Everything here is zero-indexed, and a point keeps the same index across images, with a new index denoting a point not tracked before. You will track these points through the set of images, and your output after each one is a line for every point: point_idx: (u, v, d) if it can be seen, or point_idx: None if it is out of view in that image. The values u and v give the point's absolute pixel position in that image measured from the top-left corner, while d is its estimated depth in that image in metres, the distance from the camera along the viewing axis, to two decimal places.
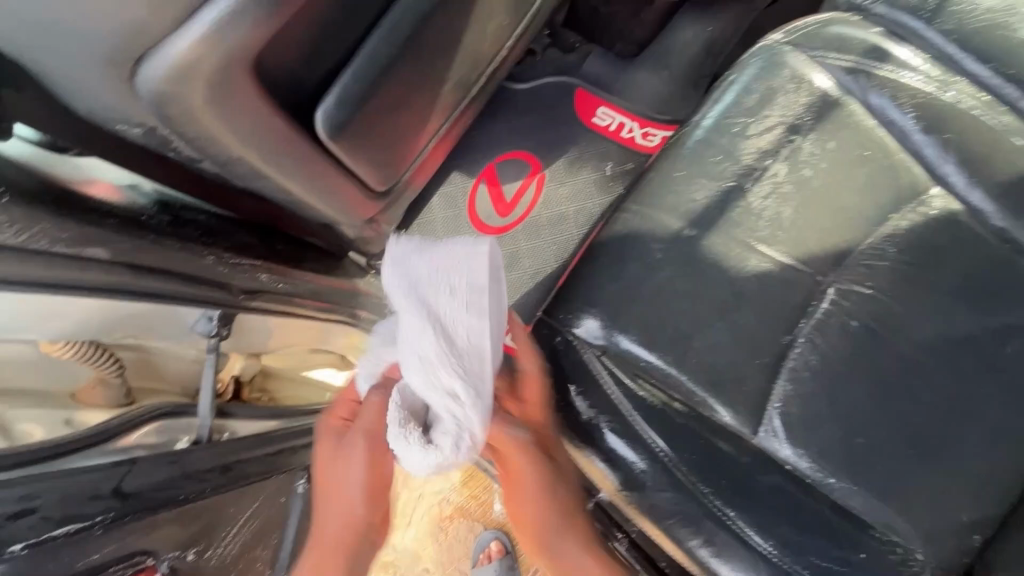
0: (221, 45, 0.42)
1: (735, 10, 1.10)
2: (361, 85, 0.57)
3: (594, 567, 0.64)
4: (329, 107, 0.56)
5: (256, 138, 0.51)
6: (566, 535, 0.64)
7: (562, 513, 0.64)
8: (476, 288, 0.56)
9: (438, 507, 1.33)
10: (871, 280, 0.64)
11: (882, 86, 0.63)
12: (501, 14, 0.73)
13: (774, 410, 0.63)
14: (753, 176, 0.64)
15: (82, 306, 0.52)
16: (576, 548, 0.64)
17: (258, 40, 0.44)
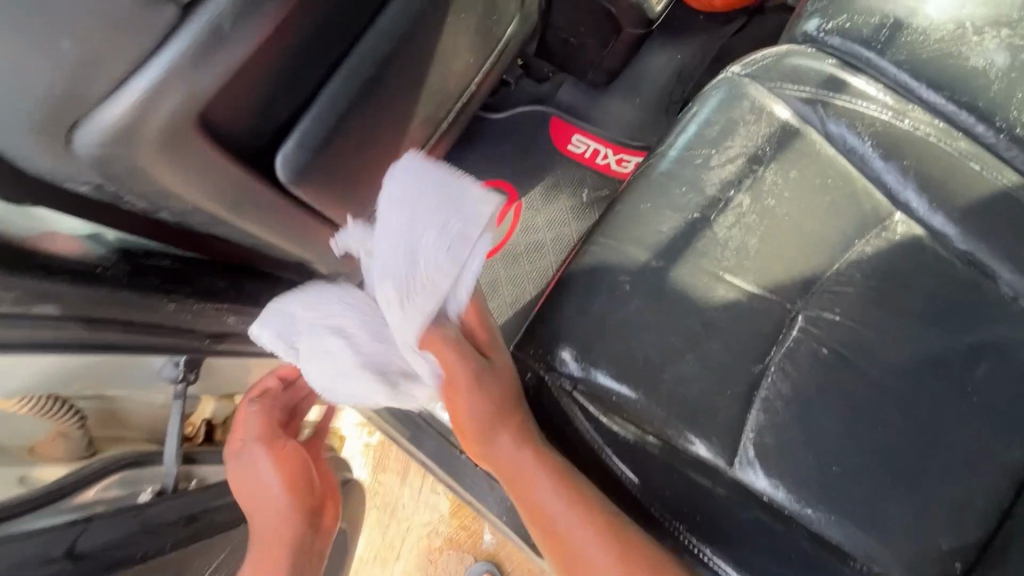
0: (161, 108, 0.42)
1: (702, 39, 1.13)
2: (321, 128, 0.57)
3: (580, 523, 0.60)
4: (289, 150, 0.56)
5: (208, 187, 0.51)
6: (551, 499, 0.62)
7: (548, 473, 0.62)
8: (461, 238, 0.59)
9: (426, 540, 1.29)
10: (840, 305, 0.64)
11: (840, 116, 0.64)
12: (465, 52, 0.74)
13: (748, 440, 0.62)
14: (718, 207, 0.65)
15: (40, 364, 0.50)
16: (551, 491, 0.61)
17: (199, 95, 0.44)
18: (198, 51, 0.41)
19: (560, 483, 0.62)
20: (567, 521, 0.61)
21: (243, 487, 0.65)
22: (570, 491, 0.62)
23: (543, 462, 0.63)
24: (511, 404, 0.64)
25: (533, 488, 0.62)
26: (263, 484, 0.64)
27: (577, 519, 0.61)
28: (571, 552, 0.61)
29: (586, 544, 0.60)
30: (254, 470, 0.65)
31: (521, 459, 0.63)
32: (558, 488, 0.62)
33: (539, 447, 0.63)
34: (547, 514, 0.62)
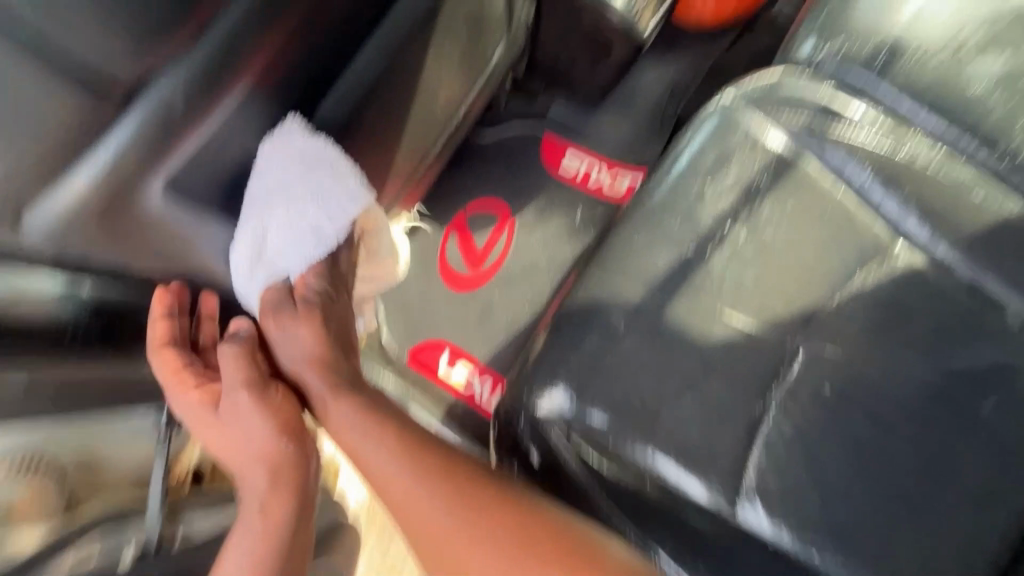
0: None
1: (695, 53, 1.11)
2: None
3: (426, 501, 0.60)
4: None
5: None
6: (387, 475, 0.62)
7: (381, 450, 0.63)
8: (320, 231, 0.65)
9: None
10: (843, 338, 0.62)
11: (837, 143, 0.62)
12: (452, 82, 0.72)
13: (750, 481, 0.60)
14: (714, 240, 0.63)
15: None
16: (385, 457, 0.63)
17: None
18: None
19: (404, 458, 0.62)
20: (431, 518, 0.60)
21: (219, 442, 0.63)
22: (425, 478, 0.61)
23: (385, 427, 0.64)
24: (332, 342, 0.67)
25: (397, 483, 0.62)
26: (244, 435, 0.62)
27: (408, 480, 0.61)
28: (425, 535, 0.60)
29: (444, 526, 0.59)
30: (227, 428, 0.63)
31: (365, 425, 0.64)
32: (389, 456, 0.63)
33: (364, 411, 0.65)
34: (394, 491, 0.62)
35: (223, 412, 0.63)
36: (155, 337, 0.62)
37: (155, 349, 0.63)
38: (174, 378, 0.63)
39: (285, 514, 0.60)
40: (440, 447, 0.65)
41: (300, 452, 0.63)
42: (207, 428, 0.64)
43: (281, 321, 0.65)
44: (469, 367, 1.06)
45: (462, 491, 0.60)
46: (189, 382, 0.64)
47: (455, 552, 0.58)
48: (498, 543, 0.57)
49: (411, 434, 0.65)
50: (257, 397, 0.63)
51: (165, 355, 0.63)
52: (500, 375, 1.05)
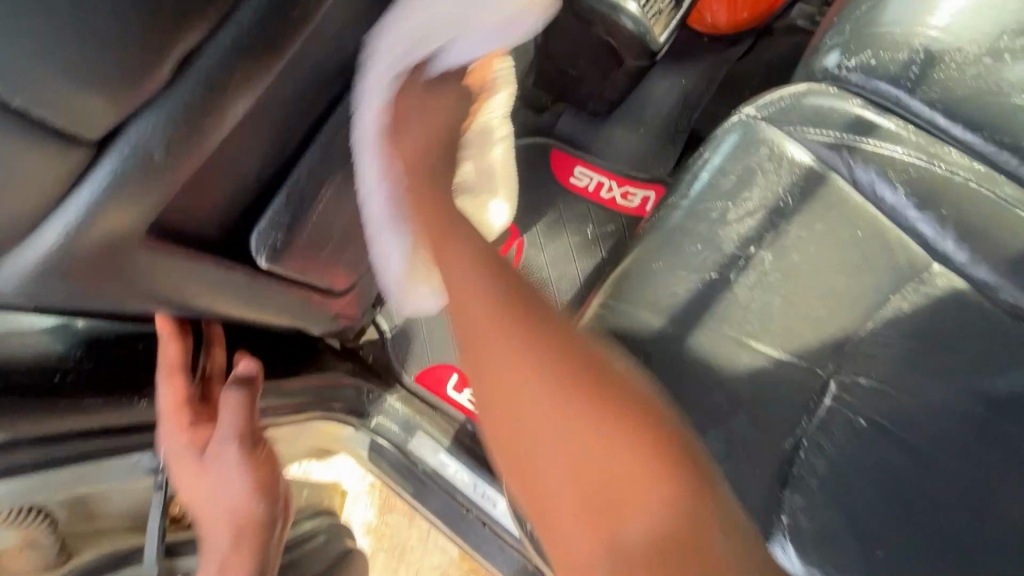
0: (89, 240, 0.38)
1: (708, 62, 1.08)
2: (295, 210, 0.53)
3: (523, 373, 0.40)
4: (263, 230, 0.52)
5: (161, 290, 0.47)
6: (494, 362, 0.40)
7: (519, 349, 0.40)
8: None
9: None
10: (879, 369, 0.58)
11: (868, 162, 0.59)
12: None
13: (782, 523, 0.57)
14: (738, 266, 0.59)
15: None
16: (535, 393, 0.39)
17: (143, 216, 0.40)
18: (122, 180, 0.36)
19: (495, 305, 0.42)
20: (500, 343, 0.41)
21: (188, 485, 0.58)
22: (477, 274, 0.43)
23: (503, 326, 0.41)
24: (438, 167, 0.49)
25: (468, 299, 0.42)
26: (218, 487, 0.59)
27: (548, 429, 0.38)
28: (515, 403, 0.39)
29: (531, 387, 0.39)
30: (210, 474, 0.59)
31: (500, 271, 0.45)
32: (530, 350, 0.40)
33: (500, 298, 0.42)
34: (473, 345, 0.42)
35: (194, 457, 0.59)
36: (167, 359, 0.56)
37: (166, 366, 0.57)
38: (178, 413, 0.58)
39: (247, 572, 0.57)
40: (560, 316, 0.44)
41: (267, 508, 0.60)
42: (182, 449, 0.58)
43: (405, 115, 0.48)
44: None
45: (564, 349, 0.41)
46: (178, 423, 0.57)
47: (517, 390, 0.39)
48: (587, 446, 0.37)
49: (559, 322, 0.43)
50: (245, 451, 0.60)
51: (174, 384, 0.57)
52: None
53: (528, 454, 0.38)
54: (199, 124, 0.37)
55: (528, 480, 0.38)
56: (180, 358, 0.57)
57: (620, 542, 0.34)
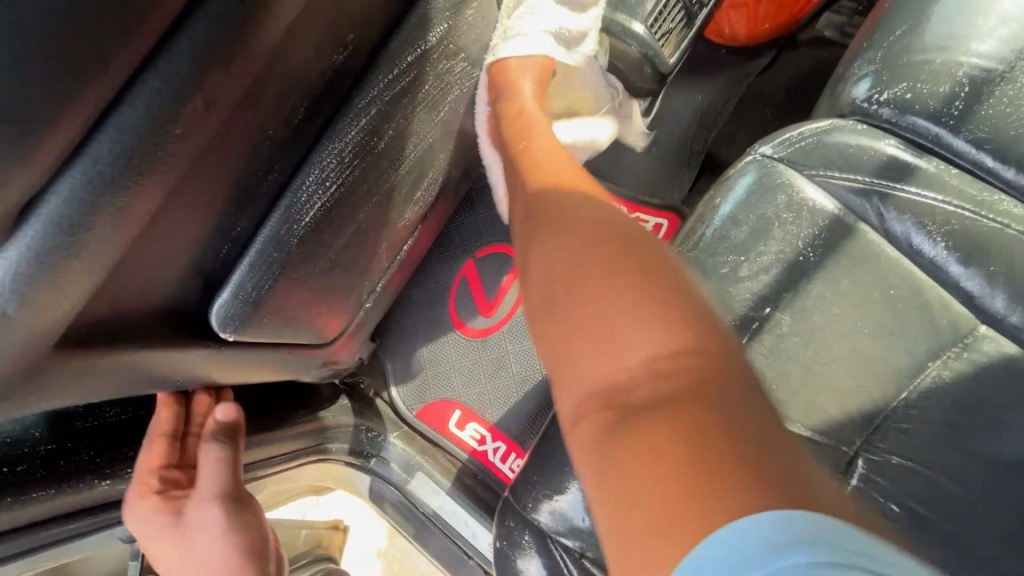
0: None
1: (727, 75, 1.00)
2: (271, 271, 0.48)
3: (594, 250, 0.38)
4: (225, 302, 0.47)
5: (103, 388, 0.42)
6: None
7: (564, 240, 0.40)
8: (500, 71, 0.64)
9: None
10: (912, 447, 0.51)
11: (902, 210, 0.52)
12: (448, 143, 0.64)
13: None
14: (751, 328, 0.53)
15: None
16: (562, 251, 0.40)
17: (53, 328, 0.34)
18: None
19: (605, 203, 0.43)
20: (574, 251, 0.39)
21: (162, 559, 0.54)
22: (580, 209, 0.42)
23: (610, 232, 0.40)
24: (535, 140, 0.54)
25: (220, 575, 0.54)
26: (194, 553, 0.54)
27: (604, 291, 0.36)
28: (605, 338, 0.35)
29: (612, 291, 0.36)
30: (188, 545, 0.55)
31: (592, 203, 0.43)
32: (590, 253, 0.38)
33: (602, 233, 0.39)
34: (574, 264, 0.38)
35: (168, 523, 0.54)
36: (155, 424, 0.60)
37: (158, 430, 0.59)
38: (155, 474, 0.58)
39: None
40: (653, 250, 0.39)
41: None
42: (155, 514, 0.55)
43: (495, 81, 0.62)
44: (480, 428, 0.98)
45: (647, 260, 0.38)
46: (154, 482, 0.57)
47: (631, 364, 0.33)
48: (624, 304, 0.35)
49: (646, 238, 0.40)
50: (229, 515, 0.56)
51: (154, 446, 0.59)
52: (515, 438, 0.97)
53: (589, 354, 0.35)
54: (77, 237, 0.32)
55: (557, 382, 0.37)
56: (176, 417, 0.60)
57: (649, 452, 0.29)
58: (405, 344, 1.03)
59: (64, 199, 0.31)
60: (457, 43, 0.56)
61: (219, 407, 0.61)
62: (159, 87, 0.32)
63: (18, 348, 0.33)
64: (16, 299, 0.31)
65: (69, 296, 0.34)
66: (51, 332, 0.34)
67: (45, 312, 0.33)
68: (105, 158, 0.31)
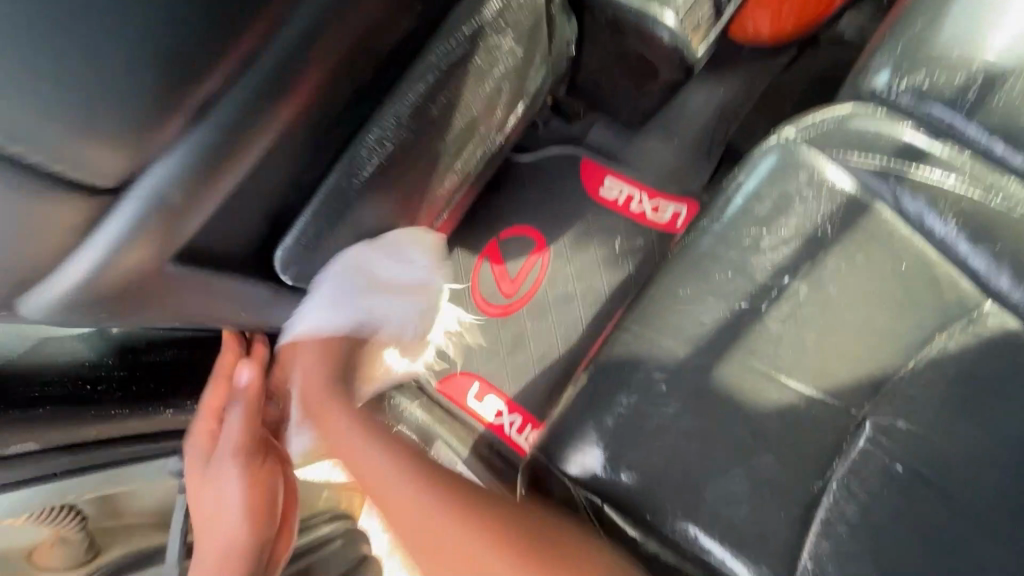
0: (104, 273, 0.42)
1: (749, 70, 1.03)
2: (332, 209, 0.54)
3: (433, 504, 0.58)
4: None
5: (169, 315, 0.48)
6: (221, 555, 0.59)
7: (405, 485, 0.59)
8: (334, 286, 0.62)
9: None
10: (917, 411, 0.55)
11: (917, 189, 0.56)
12: (489, 117, 0.69)
13: (806, 571, 0.53)
14: (770, 295, 0.56)
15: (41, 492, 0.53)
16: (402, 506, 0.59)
17: (178, 239, 0.44)
18: (146, 220, 0.40)
19: (400, 470, 0.61)
20: (420, 504, 0.58)
21: (198, 487, 0.61)
22: (402, 476, 0.60)
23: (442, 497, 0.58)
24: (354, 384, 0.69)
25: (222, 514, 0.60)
26: (227, 502, 0.60)
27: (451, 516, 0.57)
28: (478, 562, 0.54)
29: (438, 517, 0.57)
30: (213, 485, 0.61)
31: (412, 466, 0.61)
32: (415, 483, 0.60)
33: (428, 487, 0.59)
34: (381, 495, 0.60)
35: (206, 466, 0.61)
36: (221, 367, 0.64)
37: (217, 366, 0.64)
38: (210, 421, 0.62)
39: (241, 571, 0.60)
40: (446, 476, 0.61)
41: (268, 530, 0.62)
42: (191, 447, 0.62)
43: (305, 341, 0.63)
44: (498, 401, 1.02)
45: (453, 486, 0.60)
46: (210, 425, 0.62)
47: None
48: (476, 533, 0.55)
49: (450, 477, 0.61)
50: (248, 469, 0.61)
51: (216, 388, 0.63)
52: (532, 412, 1.01)
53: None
54: (210, 170, 0.42)
55: None
56: (224, 369, 0.63)
57: None
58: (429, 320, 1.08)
59: (197, 143, 0.40)
60: (509, 17, 0.60)
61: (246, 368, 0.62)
62: (276, 55, 0.41)
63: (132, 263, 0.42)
64: (159, 202, 0.40)
65: (196, 208, 0.43)
66: (168, 249, 0.44)
67: (165, 224, 0.42)
68: (225, 118, 0.40)
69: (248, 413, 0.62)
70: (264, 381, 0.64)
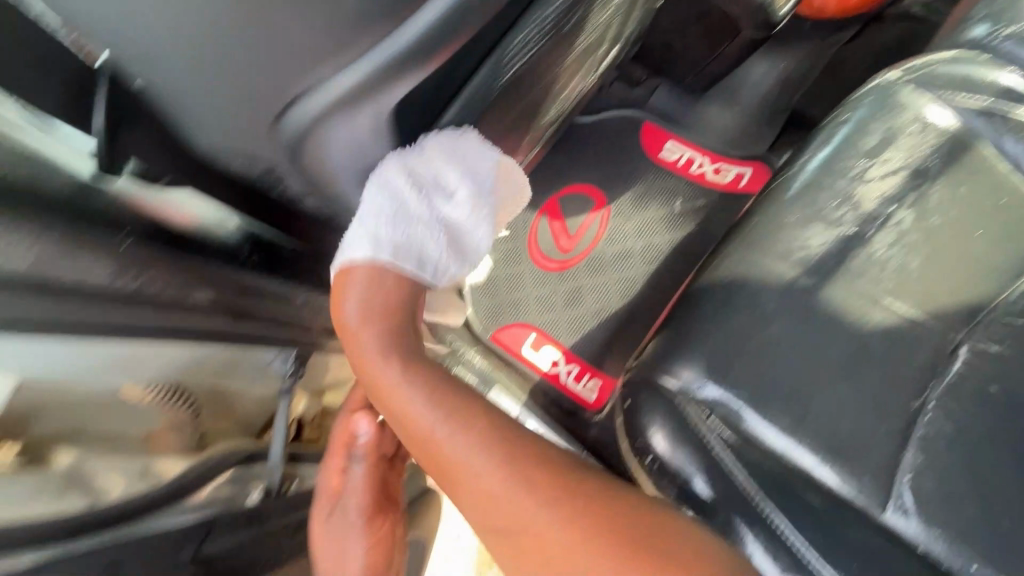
0: (385, 77, 0.42)
1: (812, 44, 1.07)
2: (473, 114, 0.54)
3: (530, 509, 0.47)
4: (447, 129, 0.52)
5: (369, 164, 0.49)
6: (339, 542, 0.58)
7: (499, 484, 0.48)
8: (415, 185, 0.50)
9: None
10: (1013, 336, 0.58)
11: (1019, 131, 0.59)
12: (597, 49, 0.70)
13: (904, 483, 0.56)
14: (876, 223, 0.60)
15: (167, 359, 0.52)
16: (512, 508, 0.48)
17: (398, 53, 0.42)
18: (430, 38, 0.43)
19: (504, 473, 0.49)
20: (486, 481, 0.49)
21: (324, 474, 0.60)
22: (510, 475, 0.49)
23: (556, 505, 0.47)
24: (406, 317, 0.53)
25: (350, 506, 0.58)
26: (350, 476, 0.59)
27: (551, 523, 0.47)
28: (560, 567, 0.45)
29: (513, 495, 0.48)
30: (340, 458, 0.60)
31: (535, 470, 0.49)
32: (516, 488, 0.48)
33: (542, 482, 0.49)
34: (432, 442, 0.51)
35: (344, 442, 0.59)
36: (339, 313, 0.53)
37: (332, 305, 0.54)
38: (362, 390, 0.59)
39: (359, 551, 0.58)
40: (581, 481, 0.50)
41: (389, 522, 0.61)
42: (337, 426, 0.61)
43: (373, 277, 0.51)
44: (554, 351, 1.03)
45: (570, 495, 0.48)
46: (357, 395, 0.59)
47: None
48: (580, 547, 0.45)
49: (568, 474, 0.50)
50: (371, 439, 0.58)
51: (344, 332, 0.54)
52: (589, 361, 1.02)
53: None
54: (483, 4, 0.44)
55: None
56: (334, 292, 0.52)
57: None
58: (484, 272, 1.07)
59: None
60: None
61: (353, 286, 0.51)
62: None
63: (375, 89, 0.43)
64: (442, 39, 0.44)
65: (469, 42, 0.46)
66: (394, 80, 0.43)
67: (419, 55, 0.43)
68: None
69: (374, 362, 0.52)
70: (371, 329, 0.52)
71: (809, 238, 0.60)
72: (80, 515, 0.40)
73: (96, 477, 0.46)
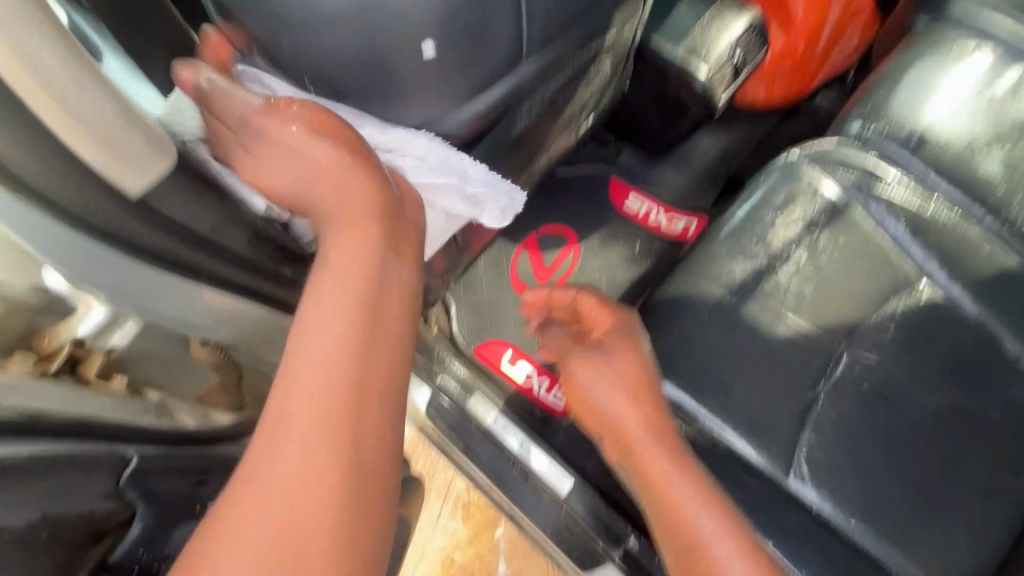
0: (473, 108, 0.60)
1: (746, 126, 1.33)
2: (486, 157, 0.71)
3: (675, 472, 0.67)
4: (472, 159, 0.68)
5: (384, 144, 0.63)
6: (285, 492, 0.46)
7: (656, 448, 0.69)
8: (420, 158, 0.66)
9: (443, 563, 1.30)
10: (879, 348, 0.77)
11: (879, 199, 0.81)
12: (579, 116, 0.90)
13: (802, 456, 0.73)
14: (781, 259, 0.80)
15: (236, 331, 0.64)
16: (665, 465, 0.67)
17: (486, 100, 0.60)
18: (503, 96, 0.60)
19: (659, 447, 0.69)
20: (661, 466, 0.68)
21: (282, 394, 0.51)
22: (665, 454, 0.68)
23: (686, 474, 0.67)
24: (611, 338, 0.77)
25: (303, 453, 0.47)
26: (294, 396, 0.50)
27: (686, 485, 0.66)
28: (670, 508, 0.66)
29: (673, 484, 0.66)
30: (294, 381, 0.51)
31: (676, 451, 0.68)
32: (663, 454, 0.68)
33: (677, 462, 0.67)
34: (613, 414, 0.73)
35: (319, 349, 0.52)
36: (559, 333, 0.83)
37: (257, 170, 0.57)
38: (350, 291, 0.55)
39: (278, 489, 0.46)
40: (689, 466, 0.68)
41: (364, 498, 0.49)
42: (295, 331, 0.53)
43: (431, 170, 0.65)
44: (529, 365, 1.14)
45: (691, 471, 0.67)
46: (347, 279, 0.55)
47: (696, 541, 0.63)
48: (697, 505, 0.65)
49: (693, 470, 0.67)
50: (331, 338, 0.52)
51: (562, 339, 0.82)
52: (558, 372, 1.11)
53: (682, 533, 0.64)
54: (524, 82, 0.62)
55: (658, 526, 0.67)
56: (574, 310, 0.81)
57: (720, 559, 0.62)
58: (470, 293, 1.22)
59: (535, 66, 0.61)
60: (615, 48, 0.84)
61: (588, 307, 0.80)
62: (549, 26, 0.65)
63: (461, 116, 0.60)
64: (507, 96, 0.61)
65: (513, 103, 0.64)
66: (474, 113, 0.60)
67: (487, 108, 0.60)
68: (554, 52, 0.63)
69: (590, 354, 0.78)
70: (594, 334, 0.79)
71: (731, 267, 0.80)
72: (164, 431, 0.53)
73: (177, 413, 0.57)
